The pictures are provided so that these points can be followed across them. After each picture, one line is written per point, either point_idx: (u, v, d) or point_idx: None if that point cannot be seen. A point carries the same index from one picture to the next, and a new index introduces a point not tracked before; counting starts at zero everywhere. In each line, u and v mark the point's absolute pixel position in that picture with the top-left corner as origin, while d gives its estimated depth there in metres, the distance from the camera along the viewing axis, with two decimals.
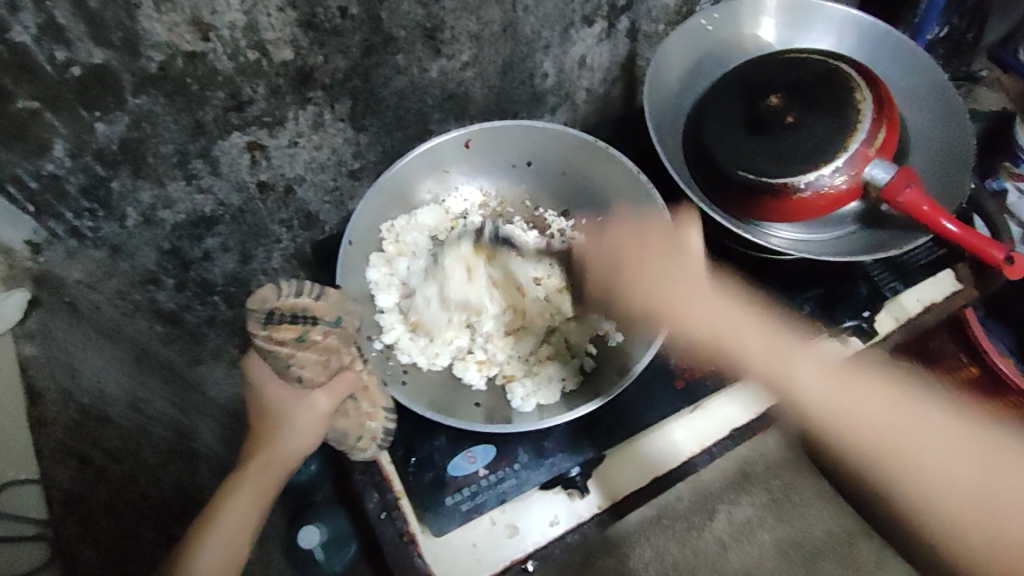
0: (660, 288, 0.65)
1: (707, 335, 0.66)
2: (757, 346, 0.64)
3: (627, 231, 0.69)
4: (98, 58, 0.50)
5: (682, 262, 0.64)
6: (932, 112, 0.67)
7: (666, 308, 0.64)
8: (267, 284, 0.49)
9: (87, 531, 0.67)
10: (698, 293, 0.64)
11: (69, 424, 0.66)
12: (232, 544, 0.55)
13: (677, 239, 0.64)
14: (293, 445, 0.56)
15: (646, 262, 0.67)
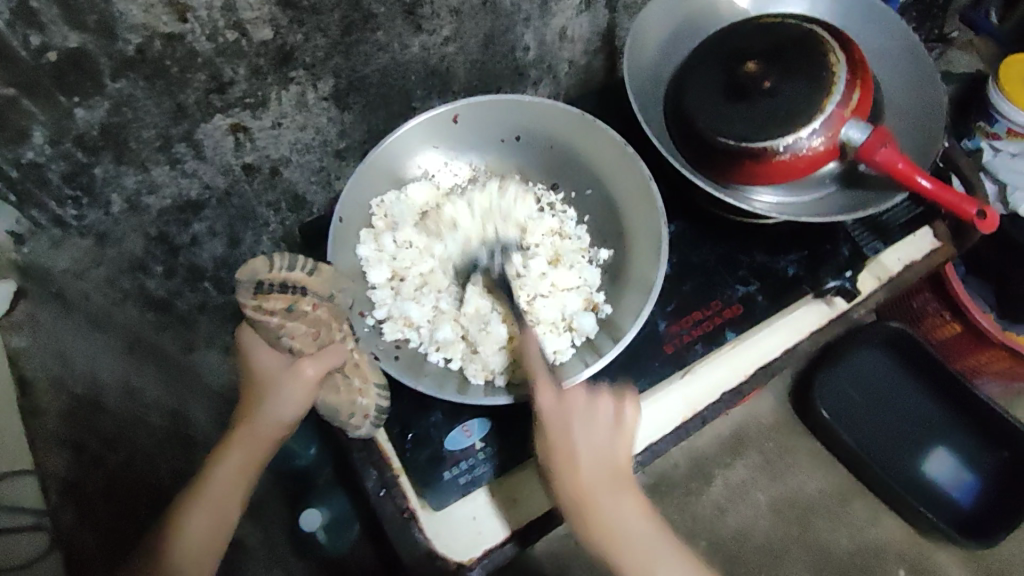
0: (576, 470, 0.56)
1: (615, 541, 0.55)
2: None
3: (575, 403, 0.57)
4: (73, 43, 0.50)
5: (603, 461, 0.57)
6: (906, 73, 0.68)
7: (583, 498, 0.55)
8: (259, 257, 0.51)
9: (86, 518, 0.78)
10: (613, 496, 0.57)
11: (63, 411, 0.71)
12: (221, 511, 0.56)
13: (603, 431, 0.57)
14: (276, 415, 0.54)
15: (570, 450, 0.56)
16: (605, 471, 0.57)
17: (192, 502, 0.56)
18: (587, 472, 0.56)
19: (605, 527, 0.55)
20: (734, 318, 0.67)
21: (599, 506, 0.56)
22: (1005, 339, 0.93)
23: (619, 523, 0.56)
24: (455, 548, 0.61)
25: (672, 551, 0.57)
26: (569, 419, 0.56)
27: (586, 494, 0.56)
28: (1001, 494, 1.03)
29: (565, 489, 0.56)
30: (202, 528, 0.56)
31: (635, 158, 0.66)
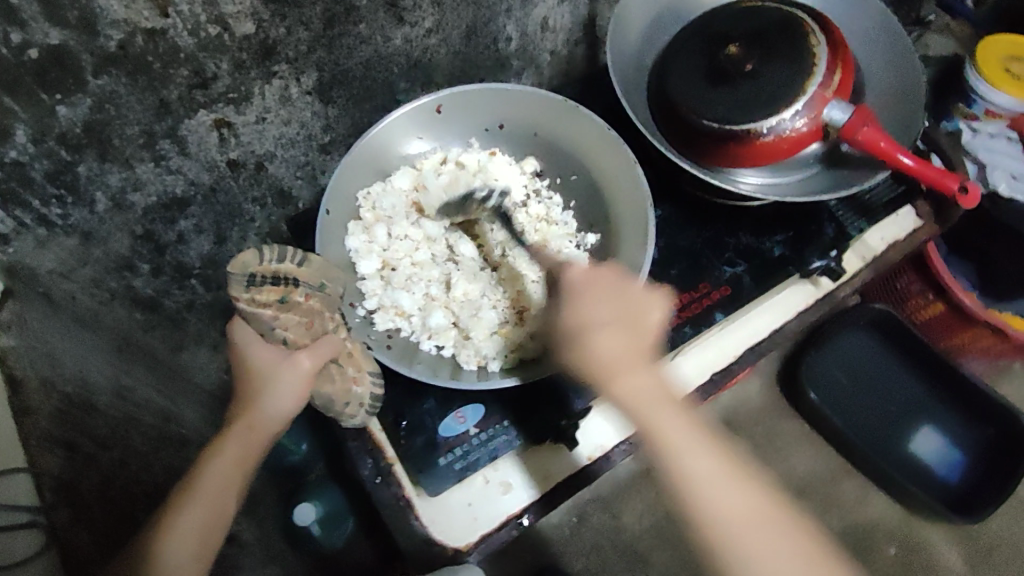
0: (604, 338, 0.53)
1: (644, 414, 0.53)
2: (699, 461, 0.53)
3: (600, 282, 0.57)
4: (54, 39, 0.50)
5: (633, 331, 0.54)
6: (885, 53, 0.69)
7: (610, 367, 0.53)
8: (249, 249, 0.50)
9: (82, 518, 0.81)
10: (645, 368, 0.54)
11: (54, 412, 0.74)
12: (218, 504, 0.57)
13: (628, 305, 0.55)
14: (272, 408, 0.56)
15: (596, 319, 0.54)
16: (638, 342, 0.54)
17: (185, 497, 0.57)
18: (615, 335, 0.54)
19: (635, 401, 0.53)
20: (721, 300, 0.68)
21: (627, 371, 0.53)
22: (986, 316, 0.95)
23: (648, 400, 0.53)
24: (452, 534, 0.62)
25: (705, 439, 0.54)
26: (593, 295, 0.56)
27: (613, 359, 0.53)
28: (987, 469, 1.05)
29: (590, 358, 0.54)
30: (194, 523, 0.56)
31: (620, 143, 0.67)
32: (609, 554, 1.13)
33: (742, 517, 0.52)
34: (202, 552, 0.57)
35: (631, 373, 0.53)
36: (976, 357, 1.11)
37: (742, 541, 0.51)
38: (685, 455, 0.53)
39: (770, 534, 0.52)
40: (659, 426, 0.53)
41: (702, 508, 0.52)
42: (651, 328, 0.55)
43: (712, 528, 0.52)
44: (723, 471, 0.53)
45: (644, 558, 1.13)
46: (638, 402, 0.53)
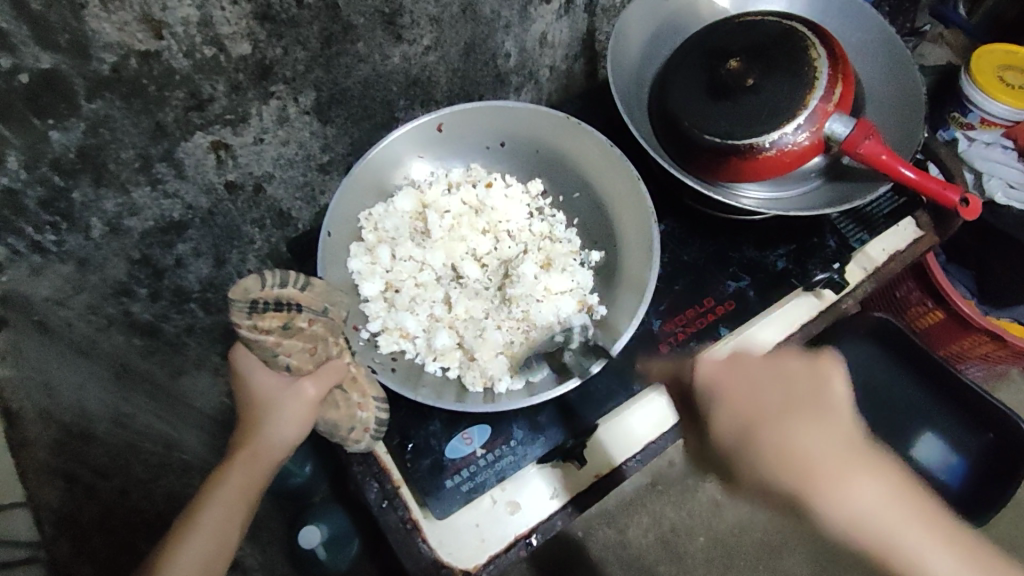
0: (795, 440, 0.48)
1: (871, 518, 0.46)
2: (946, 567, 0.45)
3: (757, 371, 0.52)
4: (46, 63, 0.48)
5: (833, 426, 0.49)
6: (882, 66, 0.69)
7: (809, 470, 0.47)
8: (251, 274, 0.49)
9: (82, 551, 0.65)
10: (847, 458, 0.48)
11: (50, 442, 0.64)
12: (220, 537, 0.53)
13: (824, 393, 0.51)
14: (279, 434, 0.53)
15: (773, 422, 0.50)
16: (834, 439, 0.48)
17: (186, 529, 0.53)
18: (777, 428, 0.49)
19: (860, 516, 0.46)
20: (726, 315, 0.67)
21: (818, 461, 0.48)
22: (984, 323, 0.95)
23: (872, 512, 0.46)
24: (460, 557, 0.60)
25: (951, 535, 0.46)
26: (761, 393, 0.52)
27: (786, 450, 0.48)
28: (987, 474, 1.04)
29: (770, 458, 0.49)
30: (196, 557, 0.52)
31: (623, 159, 0.67)
32: (615, 568, 1.12)
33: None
34: None
35: (826, 463, 0.47)
36: (978, 364, 1.11)
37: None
38: (930, 559, 0.45)
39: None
40: (884, 523, 0.46)
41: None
42: (835, 404, 0.50)
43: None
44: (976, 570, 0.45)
45: (650, 572, 1.12)
46: (846, 503, 0.46)
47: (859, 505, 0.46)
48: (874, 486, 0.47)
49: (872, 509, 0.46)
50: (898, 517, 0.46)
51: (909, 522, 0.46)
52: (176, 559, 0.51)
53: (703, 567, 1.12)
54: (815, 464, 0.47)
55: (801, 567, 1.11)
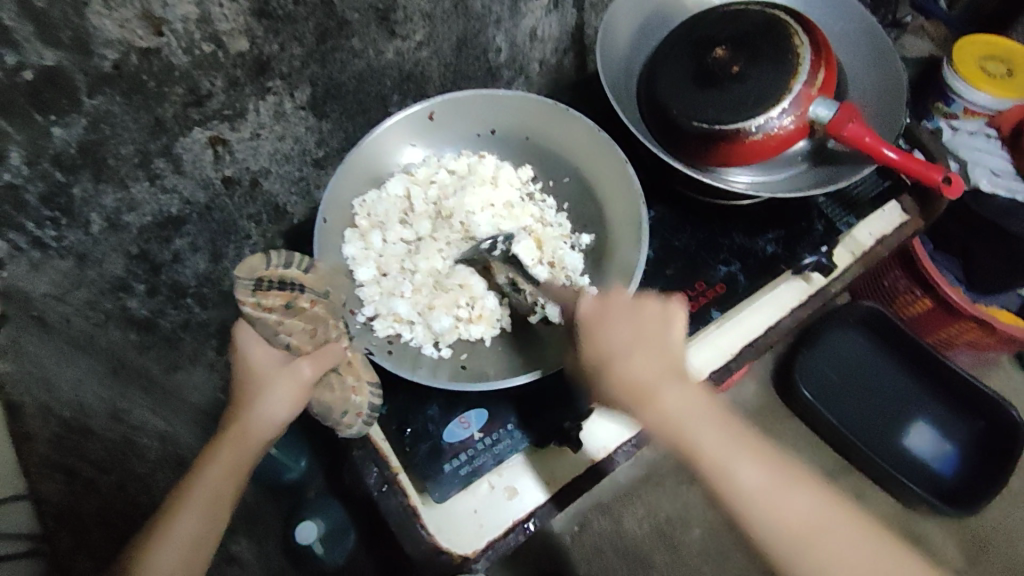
0: (634, 372, 0.51)
1: (684, 431, 0.50)
2: (747, 472, 0.49)
3: (614, 305, 0.54)
4: (49, 60, 0.49)
5: (669, 358, 0.52)
6: (865, 52, 0.71)
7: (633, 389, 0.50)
8: (256, 253, 0.50)
9: (82, 544, 0.69)
10: (677, 387, 0.51)
11: (52, 437, 0.65)
12: (213, 511, 0.55)
13: (661, 325, 0.53)
14: (270, 415, 0.54)
15: (610, 346, 0.52)
16: (662, 369, 0.51)
17: (182, 501, 0.55)
18: (624, 359, 0.51)
19: (680, 433, 0.50)
20: (719, 298, 0.68)
21: (649, 389, 0.51)
22: (971, 309, 0.96)
23: (687, 425, 0.50)
24: (459, 541, 0.61)
25: (757, 445, 0.51)
26: (611, 321, 0.53)
27: (626, 377, 0.51)
28: (979, 460, 1.06)
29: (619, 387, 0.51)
30: (192, 527, 0.54)
31: (611, 143, 0.68)
32: (611, 558, 1.13)
33: (802, 520, 0.48)
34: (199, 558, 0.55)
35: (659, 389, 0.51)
36: (966, 351, 1.13)
37: (809, 543, 0.48)
38: (733, 464, 0.49)
39: (832, 531, 0.49)
40: (697, 443, 0.50)
41: (755, 521, 0.49)
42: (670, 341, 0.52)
43: (777, 542, 0.48)
44: (771, 474, 0.50)
45: (646, 561, 1.13)
46: (670, 431, 0.50)
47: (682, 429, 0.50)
48: (696, 414, 0.50)
49: (691, 428, 0.50)
50: (716, 434, 0.50)
51: (722, 444, 0.50)
52: (171, 531, 0.54)
53: (698, 556, 1.13)
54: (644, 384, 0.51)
55: None
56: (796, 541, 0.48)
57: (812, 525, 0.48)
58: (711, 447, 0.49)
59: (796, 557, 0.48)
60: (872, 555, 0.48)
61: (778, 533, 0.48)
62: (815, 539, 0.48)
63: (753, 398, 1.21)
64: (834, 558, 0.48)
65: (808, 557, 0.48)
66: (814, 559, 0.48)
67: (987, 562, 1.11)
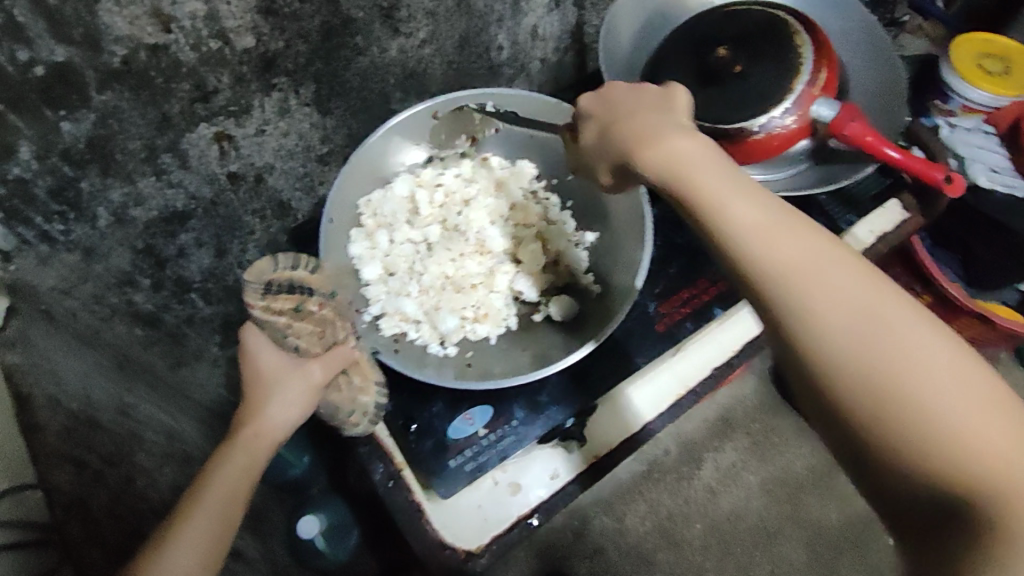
0: (629, 123, 0.47)
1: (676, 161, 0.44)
2: (742, 207, 0.41)
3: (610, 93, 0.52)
4: (60, 56, 0.50)
5: (660, 116, 0.47)
6: (868, 50, 0.71)
7: (637, 138, 0.46)
8: (264, 257, 0.51)
9: (92, 534, 0.73)
10: (659, 121, 0.47)
11: (60, 430, 0.68)
12: (228, 511, 0.55)
13: (668, 104, 0.48)
14: (284, 413, 0.56)
15: (626, 119, 0.49)
16: (654, 117, 0.47)
17: (191, 508, 0.54)
18: (613, 120, 0.49)
19: (672, 163, 0.44)
20: (720, 295, 0.69)
21: (635, 126, 0.47)
22: (973, 306, 0.97)
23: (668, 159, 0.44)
24: (464, 537, 0.62)
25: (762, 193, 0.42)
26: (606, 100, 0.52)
27: (618, 129, 0.48)
28: None
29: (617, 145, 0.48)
30: (204, 531, 0.54)
31: None
32: (613, 556, 1.14)
33: (806, 264, 0.39)
34: (210, 565, 0.53)
35: (647, 133, 0.46)
36: None
37: (811, 283, 0.38)
38: (737, 197, 0.41)
39: (835, 271, 0.38)
40: (685, 170, 0.43)
41: (747, 257, 0.40)
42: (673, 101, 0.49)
43: (797, 303, 0.38)
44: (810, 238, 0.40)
45: (649, 559, 1.13)
46: (663, 169, 0.44)
47: (670, 166, 0.44)
48: (693, 146, 0.44)
49: (672, 162, 0.44)
50: (700, 160, 0.43)
51: (710, 170, 0.42)
52: (186, 532, 0.53)
53: (700, 553, 1.13)
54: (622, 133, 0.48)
55: (796, 552, 1.13)
56: (783, 280, 0.39)
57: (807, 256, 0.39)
58: (693, 170, 0.42)
59: (799, 300, 0.38)
60: (890, 314, 0.37)
61: (769, 266, 0.39)
62: (818, 282, 0.38)
63: (753, 395, 1.22)
64: (834, 302, 0.38)
65: (808, 298, 0.38)
66: (844, 324, 0.37)
67: None
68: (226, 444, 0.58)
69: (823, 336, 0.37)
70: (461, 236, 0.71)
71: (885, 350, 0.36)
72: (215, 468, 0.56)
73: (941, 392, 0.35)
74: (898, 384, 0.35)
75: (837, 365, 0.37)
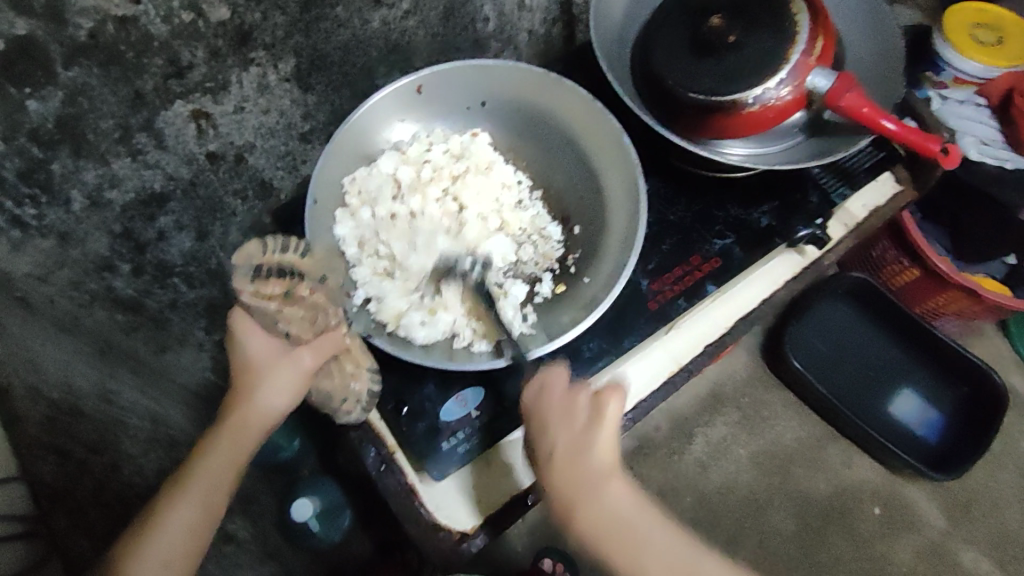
0: (559, 473, 0.58)
1: (599, 533, 0.57)
2: (642, 554, 0.57)
3: (551, 408, 0.59)
4: (21, 29, 0.47)
5: (608, 484, 0.59)
6: (863, 19, 0.70)
7: (577, 498, 0.58)
8: (254, 241, 0.54)
9: (79, 524, 0.80)
10: (586, 474, 0.58)
11: (41, 420, 0.69)
12: (209, 498, 0.56)
13: (599, 434, 0.59)
14: (270, 402, 0.54)
15: (562, 476, 0.58)
16: (582, 470, 0.58)
17: (175, 494, 0.56)
18: (560, 468, 0.58)
19: (598, 524, 0.57)
20: (714, 271, 0.68)
21: (569, 478, 0.58)
22: (959, 278, 0.96)
23: (609, 513, 0.58)
24: (455, 517, 0.63)
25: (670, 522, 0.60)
26: (548, 424, 0.59)
27: (553, 475, 0.58)
28: (963, 425, 1.08)
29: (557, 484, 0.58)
30: (187, 522, 0.56)
31: (605, 113, 0.67)
32: None
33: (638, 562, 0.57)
34: (191, 549, 0.56)
35: (613, 495, 0.59)
36: (952, 321, 1.14)
37: None
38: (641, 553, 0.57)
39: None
40: (609, 535, 0.57)
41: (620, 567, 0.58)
42: (581, 465, 0.58)
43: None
44: (692, 551, 0.59)
45: None
46: (594, 533, 0.58)
47: (604, 529, 0.57)
48: (615, 505, 0.58)
49: (623, 526, 0.58)
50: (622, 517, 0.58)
51: (614, 521, 0.58)
52: (171, 518, 0.55)
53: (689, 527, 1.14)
54: (560, 482, 0.58)
55: (783, 522, 1.15)
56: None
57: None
58: (615, 531, 0.57)
59: None
60: None
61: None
62: None
63: (743, 370, 1.23)
64: None
65: None
66: None
67: (972, 525, 1.15)
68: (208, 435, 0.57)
69: None
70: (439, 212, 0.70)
71: None
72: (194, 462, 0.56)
73: None
74: None
75: None
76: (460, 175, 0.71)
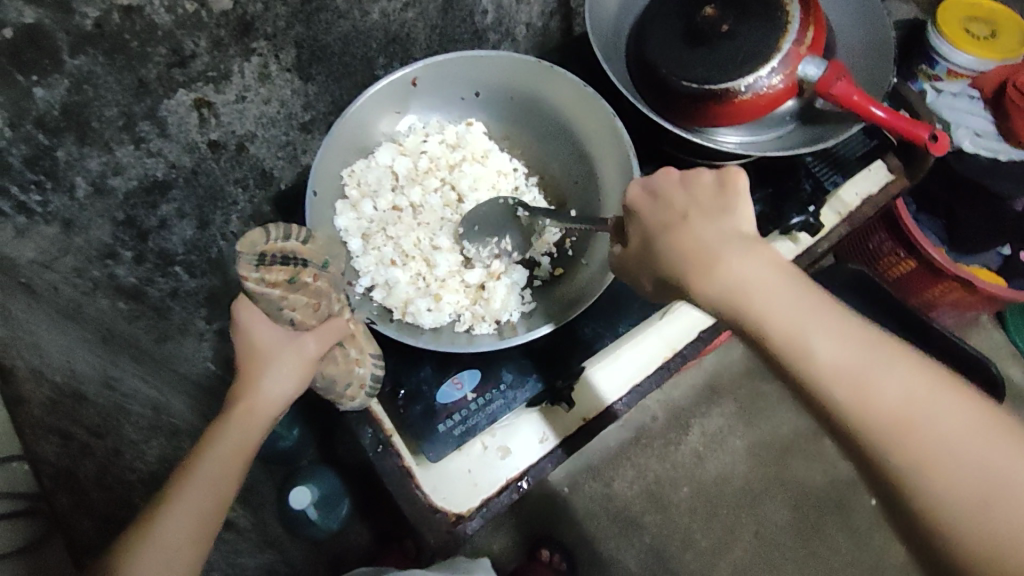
0: (690, 235, 0.48)
1: (742, 293, 0.43)
2: (817, 332, 0.41)
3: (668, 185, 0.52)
4: (29, 18, 0.47)
5: (758, 247, 0.45)
6: (852, 7, 0.71)
7: (712, 258, 0.46)
8: (256, 228, 0.49)
9: (81, 504, 0.77)
10: (723, 231, 0.47)
11: (45, 401, 0.68)
12: (219, 484, 0.57)
13: (729, 203, 0.49)
14: (279, 387, 0.57)
15: (689, 236, 0.48)
16: (720, 231, 0.47)
17: (183, 482, 0.57)
18: (691, 228, 0.48)
19: (741, 285, 0.43)
20: None
21: (706, 235, 0.47)
22: (955, 270, 0.97)
23: (757, 276, 0.43)
24: (452, 500, 0.64)
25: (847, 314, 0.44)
26: (662, 197, 0.52)
27: (678, 238, 0.48)
28: None
29: (686, 245, 0.48)
30: (197, 507, 0.56)
31: (597, 98, 0.66)
32: (601, 520, 1.16)
33: (806, 334, 0.41)
34: (200, 534, 0.56)
35: (768, 256, 0.45)
36: (948, 313, 1.16)
37: (839, 372, 0.39)
38: (807, 327, 0.41)
39: (893, 364, 0.39)
40: (759, 297, 0.43)
41: (776, 345, 0.41)
42: (715, 227, 0.47)
43: (804, 372, 0.40)
44: (874, 339, 0.41)
45: (636, 522, 1.16)
46: (737, 298, 0.43)
47: (752, 289, 0.43)
48: (768, 264, 0.44)
49: (780, 285, 0.43)
50: (778, 276, 0.43)
51: (767, 281, 0.43)
52: (181, 504, 0.56)
53: (687, 515, 1.17)
54: (692, 241, 0.48)
55: (778, 512, 1.17)
56: (823, 365, 0.40)
57: (882, 364, 0.40)
58: (765, 291, 0.43)
59: (829, 388, 0.39)
60: (902, 385, 0.39)
61: (802, 359, 0.40)
62: (835, 366, 0.40)
63: (739, 361, 1.24)
64: (915, 410, 0.38)
65: (835, 388, 0.39)
66: (868, 382, 0.39)
67: None
68: (213, 425, 0.59)
69: (842, 407, 0.39)
70: (439, 202, 0.72)
71: (873, 389, 0.39)
72: (198, 459, 0.57)
73: (948, 442, 0.37)
74: (887, 429, 0.38)
75: (835, 397, 0.39)
76: (457, 165, 0.74)
